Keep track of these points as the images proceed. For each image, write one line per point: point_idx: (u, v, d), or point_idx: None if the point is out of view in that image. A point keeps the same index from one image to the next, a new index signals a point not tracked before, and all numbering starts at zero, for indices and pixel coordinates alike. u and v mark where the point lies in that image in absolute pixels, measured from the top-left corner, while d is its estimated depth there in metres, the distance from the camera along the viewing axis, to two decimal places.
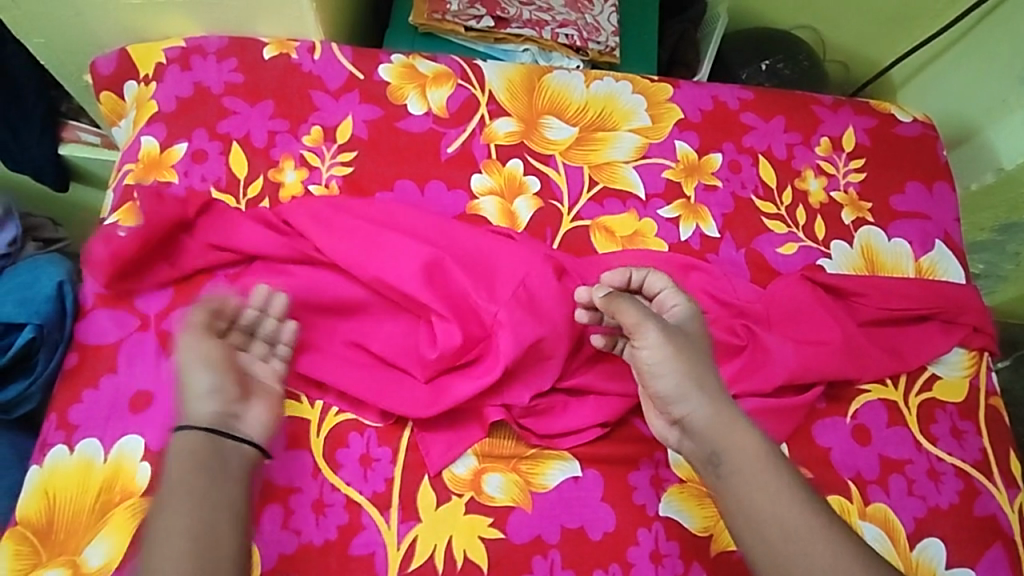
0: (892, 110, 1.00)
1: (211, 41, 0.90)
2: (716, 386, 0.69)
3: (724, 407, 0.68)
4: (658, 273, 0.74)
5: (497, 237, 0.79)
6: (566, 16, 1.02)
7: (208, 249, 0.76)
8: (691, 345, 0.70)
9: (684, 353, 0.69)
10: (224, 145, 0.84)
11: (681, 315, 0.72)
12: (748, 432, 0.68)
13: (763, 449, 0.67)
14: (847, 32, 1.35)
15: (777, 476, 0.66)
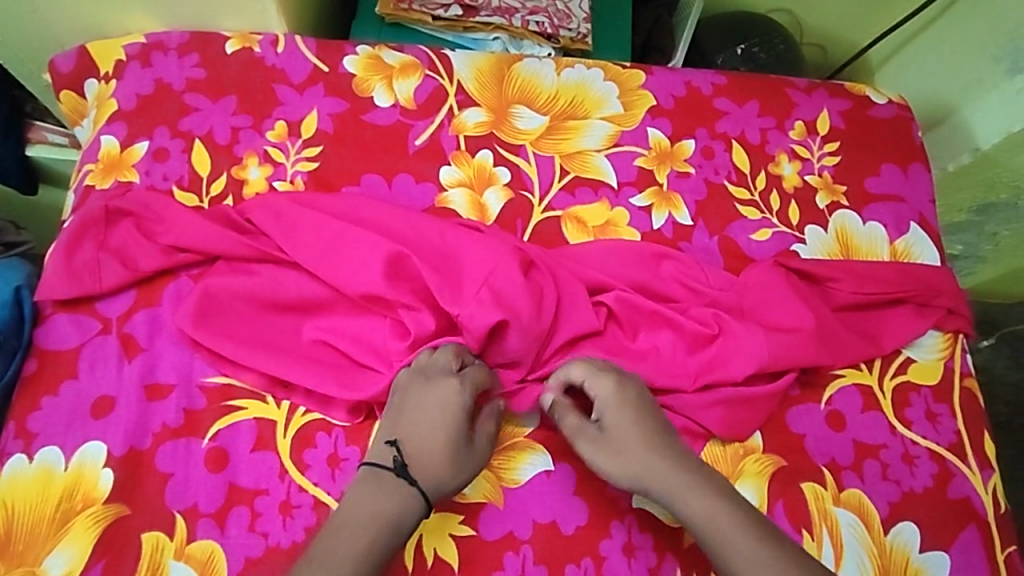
0: (867, 92, 0.99)
1: (172, 36, 0.88)
2: (649, 470, 0.68)
3: (658, 486, 0.68)
4: (578, 364, 0.73)
5: (465, 230, 0.78)
6: (537, 3, 1.00)
7: (170, 250, 0.75)
8: (622, 433, 0.70)
9: (611, 452, 0.69)
10: (186, 143, 0.83)
11: (605, 401, 0.71)
12: (691, 502, 0.67)
13: (712, 514, 0.66)
14: (824, 15, 1.34)
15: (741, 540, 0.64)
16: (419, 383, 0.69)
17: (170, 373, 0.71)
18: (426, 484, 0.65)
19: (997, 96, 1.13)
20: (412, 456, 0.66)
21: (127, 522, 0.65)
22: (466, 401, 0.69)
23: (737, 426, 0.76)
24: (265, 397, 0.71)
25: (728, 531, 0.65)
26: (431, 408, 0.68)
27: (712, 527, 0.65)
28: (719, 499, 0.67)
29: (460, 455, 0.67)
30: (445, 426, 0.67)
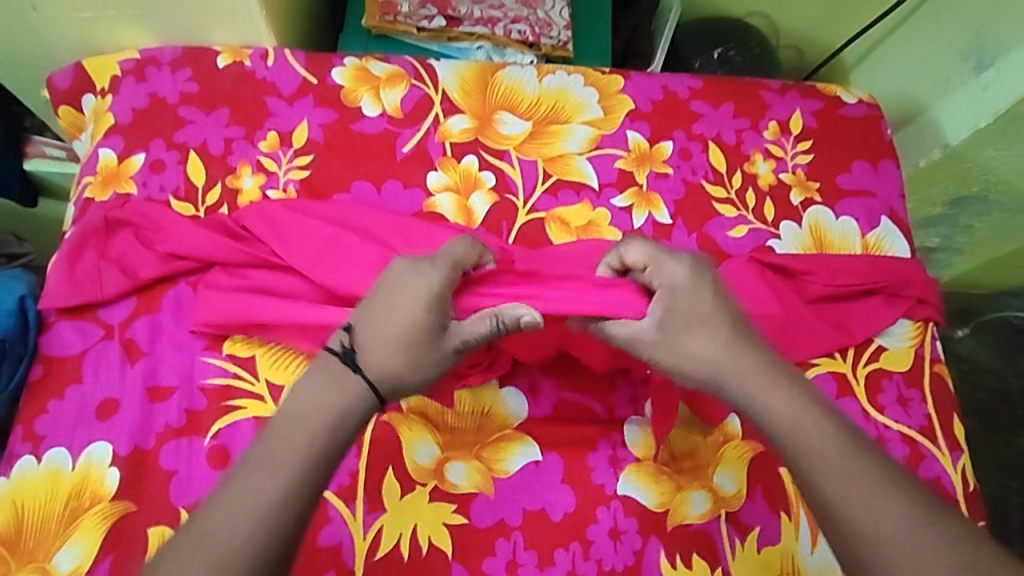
0: (838, 92, 1.03)
1: (165, 51, 0.91)
2: (731, 361, 0.64)
3: (737, 382, 0.64)
4: (638, 243, 0.70)
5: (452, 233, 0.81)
6: (518, 12, 1.04)
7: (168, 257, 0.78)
8: (696, 320, 0.65)
9: (684, 340, 0.65)
10: (181, 154, 0.86)
11: (674, 286, 0.67)
12: (774, 403, 0.63)
13: (799, 415, 0.62)
14: (799, 18, 1.38)
15: (828, 443, 0.61)
16: (396, 269, 0.65)
17: (171, 376, 0.74)
18: (376, 374, 0.61)
19: (961, 95, 1.17)
20: (367, 343, 0.62)
21: (132, 519, 0.68)
22: (438, 289, 0.64)
23: (716, 415, 0.80)
24: (263, 396, 0.74)
25: (815, 433, 0.62)
26: (397, 292, 0.63)
27: (795, 424, 0.62)
28: (802, 399, 0.63)
29: (420, 343, 0.62)
30: (407, 310, 0.62)
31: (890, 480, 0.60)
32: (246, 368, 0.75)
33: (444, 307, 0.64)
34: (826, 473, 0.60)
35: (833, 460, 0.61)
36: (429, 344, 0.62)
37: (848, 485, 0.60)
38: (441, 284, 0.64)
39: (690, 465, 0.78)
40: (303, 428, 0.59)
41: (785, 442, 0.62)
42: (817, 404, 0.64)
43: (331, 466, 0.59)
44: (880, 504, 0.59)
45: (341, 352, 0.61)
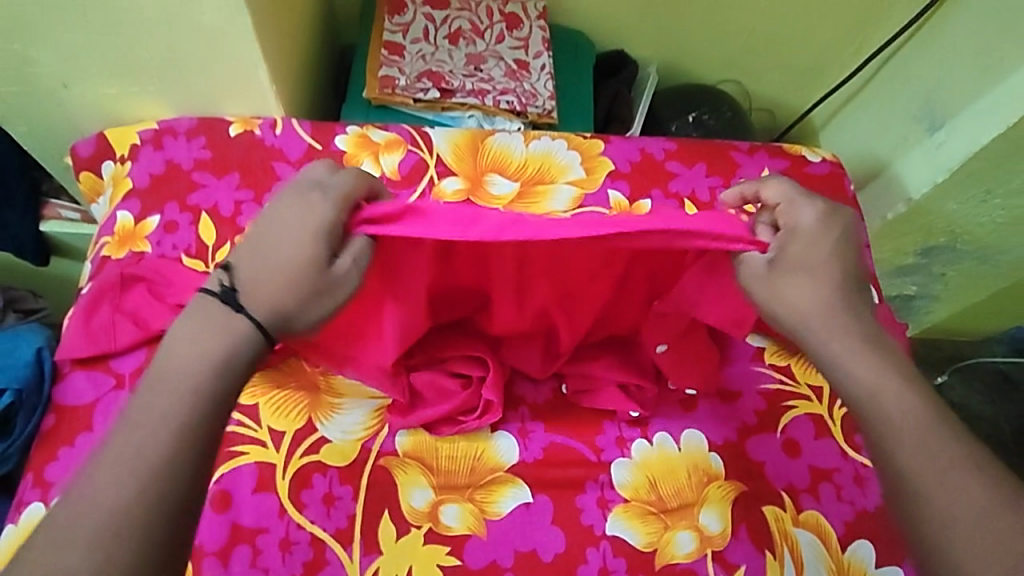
0: (803, 152, 1.12)
1: (181, 121, 0.99)
2: (826, 316, 0.69)
3: (821, 333, 0.69)
4: (775, 183, 0.77)
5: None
6: (506, 85, 1.13)
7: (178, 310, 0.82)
8: (818, 256, 0.70)
9: (790, 280, 0.69)
10: (194, 215, 0.92)
11: (800, 226, 0.72)
12: (858, 359, 0.68)
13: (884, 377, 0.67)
14: (768, 86, 1.49)
15: (907, 408, 0.66)
16: (284, 204, 0.68)
17: None
18: (257, 310, 0.65)
19: (919, 153, 1.23)
20: (252, 280, 0.65)
21: None
22: (324, 221, 0.67)
23: (699, 455, 0.83)
24: (265, 442, 0.78)
25: (895, 397, 0.66)
26: (282, 225, 0.67)
27: (876, 388, 0.67)
28: (885, 365, 0.68)
29: (308, 277, 0.65)
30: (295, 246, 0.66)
31: (967, 459, 0.64)
32: (250, 416, 0.78)
33: (332, 240, 0.67)
34: (905, 439, 0.64)
35: (909, 425, 0.65)
36: (318, 279, 0.66)
37: (920, 454, 0.64)
38: (330, 216, 0.67)
39: (676, 504, 0.81)
40: (185, 378, 0.61)
41: (864, 398, 0.67)
42: (900, 373, 0.68)
43: (219, 411, 0.61)
44: (952, 479, 0.62)
45: (225, 290, 0.65)
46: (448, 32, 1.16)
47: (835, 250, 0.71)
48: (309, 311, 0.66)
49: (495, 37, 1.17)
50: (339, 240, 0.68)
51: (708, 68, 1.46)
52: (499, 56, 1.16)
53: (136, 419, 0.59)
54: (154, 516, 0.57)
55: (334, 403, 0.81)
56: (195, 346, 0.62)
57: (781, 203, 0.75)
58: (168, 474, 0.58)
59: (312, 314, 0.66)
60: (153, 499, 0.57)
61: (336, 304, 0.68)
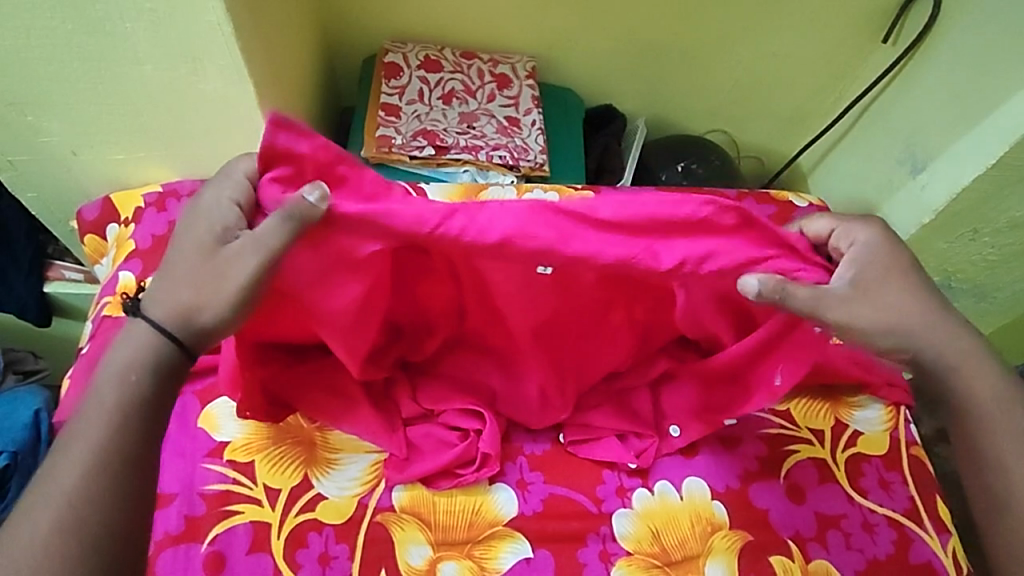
0: (790, 197, 1.14)
1: (185, 184, 1.03)
2: (921, 324, 0.69)
3: (920, 340, 0.69)
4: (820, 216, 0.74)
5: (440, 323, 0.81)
6: (499, 140, 1.17)
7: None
8: (889, 274, 0.70)
9: (871, 301, 0.68)
10: None
11: (864, 246, 0.71)
12: (965, 372, 0.71)
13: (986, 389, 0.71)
14: (754, 134, 1.53)
15: (1007, 419, 0.70)
16: (192, 211, 0.68)
17: (172, 483, 0.77)
18: (161, 313, 0.63)
19: (903, 194, 1.25)
20: (156, 284, 0.65)
21: None
22: (218, 211, 0.66)
23: (702, 504, 0.82)
24: (260, 500, 0.77)
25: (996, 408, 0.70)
26: (186, 225, 0.66)
27: (982, 388, 0.71)
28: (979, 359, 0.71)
29: (204, 264, 0.63)
30: (193, 238, 0.65)
31: None
32: (245, 474, 0.78)
33: (226, 222, 0.65)
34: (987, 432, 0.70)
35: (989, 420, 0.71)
36: (212, 263, 0.63)
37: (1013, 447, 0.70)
38: (225, 205, 0.66)
39: (680, 556, 0.79)
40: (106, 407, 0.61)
41: (972, 413, 0.71)
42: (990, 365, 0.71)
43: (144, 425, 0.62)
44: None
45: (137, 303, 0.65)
46: (442, 94, 1.21)
47: (893, 262, 0.70)
48: (209, 303, 0.62)
49: (487, 96, 1.23)
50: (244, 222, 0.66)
51: (694, 119, 1.51)
52: (491, 113, 1.21)
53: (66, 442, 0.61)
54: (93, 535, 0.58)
55: (331, 458, 0.80)
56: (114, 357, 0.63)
57: (831, 229, 0.73)
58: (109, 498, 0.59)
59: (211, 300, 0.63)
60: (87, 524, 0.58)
61: (233, 286, 0.62)
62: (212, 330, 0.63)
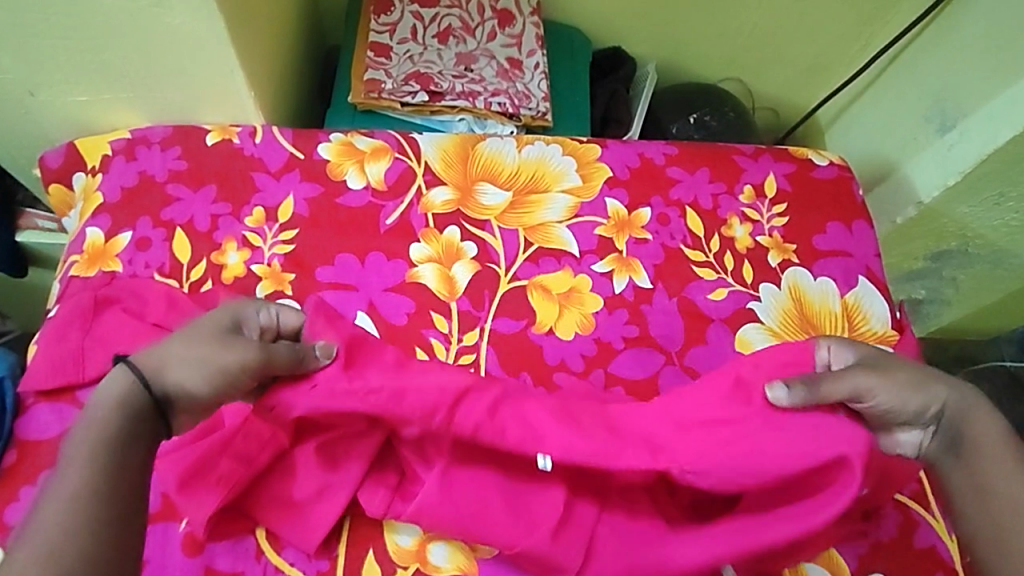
0: (809, 155, 1.06)
1: (156, 131, 0.94)
2: (958, 406, 0.71)
3: (963, 422, 0.70)
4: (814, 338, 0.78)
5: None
6: (498, 85, 1.07)
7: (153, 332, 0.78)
8: (895, 363, 0.73)
9: (918, 380, 0.71)
10: (168, 232, 0.88)
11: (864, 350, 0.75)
12: (975, 426, 0.70)
13: (990, 439, 0.69)
14: (772, 83, 1.43)
15: (1017, 463, 0.68)
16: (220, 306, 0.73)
17: None
18: (153, 369, 0.66)
19: (929, 153, 1.17)
20: (158, 345, 0.68)
21: None
22: (248, 312, 0.72)
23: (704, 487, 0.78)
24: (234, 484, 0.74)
25: (999, 452, 0.69)
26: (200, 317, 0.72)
27: (1002, 456, 0.68)
28: (1004, 437, 0.70)
29: (208, 341, 0.67)
30: (200, 320, 0.70)
31: None
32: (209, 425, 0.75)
33: (242, 324, 0.71)
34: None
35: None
36: (215, 339, 0.67)
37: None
38: (245, 310, 0.72)
39: None
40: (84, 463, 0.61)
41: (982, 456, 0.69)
42: (1010, 437, 0.70)
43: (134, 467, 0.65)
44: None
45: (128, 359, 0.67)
46: (437, 31, 1.09)
47: (913, 377, 0.72)
48: (199, 375, 0.65)
49: (487, 35, 1.10)
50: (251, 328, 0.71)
51: (708, 66, 1.40)
52: (490, 55, 1.09)
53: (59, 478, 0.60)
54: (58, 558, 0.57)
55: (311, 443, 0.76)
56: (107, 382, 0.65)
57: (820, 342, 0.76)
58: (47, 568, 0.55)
59: (172, 383, 0.66)
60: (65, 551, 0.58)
61: (224, 365, 0.66)
62: (172, 395, 0.66)
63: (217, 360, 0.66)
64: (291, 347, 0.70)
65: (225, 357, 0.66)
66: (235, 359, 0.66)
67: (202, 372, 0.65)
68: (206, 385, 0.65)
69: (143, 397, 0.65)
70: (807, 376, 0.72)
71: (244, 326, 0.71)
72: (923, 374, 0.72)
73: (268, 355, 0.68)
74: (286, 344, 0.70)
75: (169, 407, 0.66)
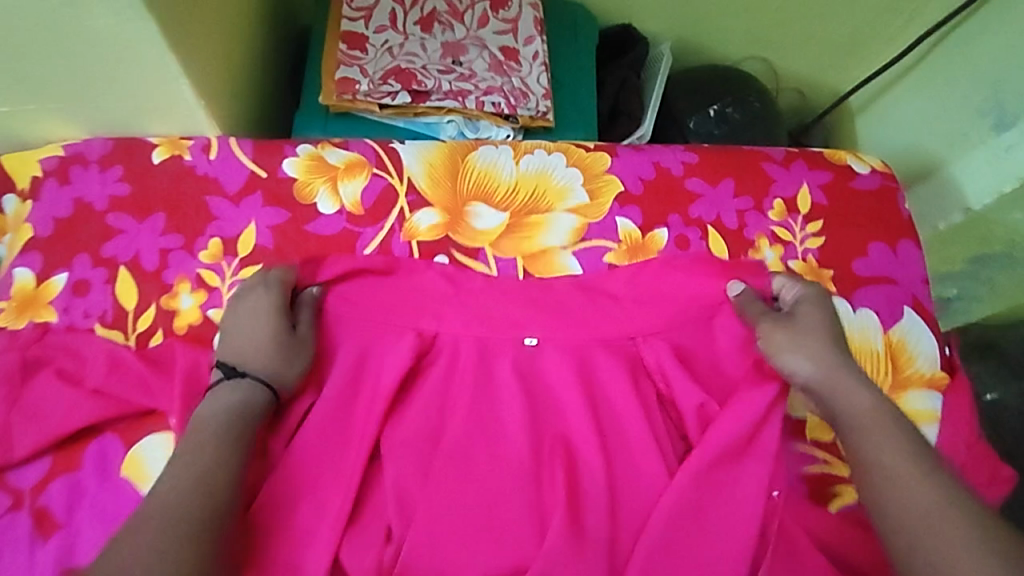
0: (848, 160, 0.93)
1: (93, 147, 0.81)
2: (831, 374, 0.72)
3: (837, 390, 0.71)
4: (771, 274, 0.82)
5: (442, 285, 0.77)
6: (491, 81, 0.92)
7: (93, 400, 0.69)
8: (814, 322, 0.75)
9: (806, 344, 0.73)
10: (110, 271, 0.76)
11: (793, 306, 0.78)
12: (851, 395, 0.70)
13: (863, 413, 0.69)
14: (802, 62, 1.26)
15: (888, 437, 0.67)
16: (240, 294, 0.74)
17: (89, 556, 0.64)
18: (262, 372, 0.69)
19: (982, 153, 1.05)
20: (237, 355, 0.70)
21: None
22: (271, 293, 0.73)
23: None
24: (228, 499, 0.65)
25: (875, 429, 0.68)
26: (236, 318, 0.72)
27: (874, 423, 0.68)
28: (876, 403, 0.69)
29: (280, 338, 0.70)
30: (251, 317, 0.71)
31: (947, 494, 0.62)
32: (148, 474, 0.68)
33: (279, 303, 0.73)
34: (953, 479, 0.64)
35: (921, 474, 0.64)
36: (285, 335, 0.71)
37: (933, 502, 0.62)
38: (276, 289, 0.73)
39: None
40: (200, 438, 0.63)
41: (849, 424, 0.69)
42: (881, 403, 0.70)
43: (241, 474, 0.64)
44: (947, 530, 0.60)
45: (233, 375, 0.68)
46: (420, 17, 0.93)
47: (825, 321, 0.76)
48: (295, 367, 0.70)
49: (478, 20, 0.94)
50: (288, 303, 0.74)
51: (729, 43, 1.23)
52: (482, 44, 0.93)
53: (184, 455, 0.62)
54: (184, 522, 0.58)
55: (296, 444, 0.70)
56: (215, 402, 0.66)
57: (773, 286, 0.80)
58: (196, 531, 0.58)
59: (288, 373, 0.70)
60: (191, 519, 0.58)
61: (308, 352, 0.72)
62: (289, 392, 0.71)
63: (304, 354, 0.71)
64: (316, 299, 0.75)
65: (303, 349, 0.71)
66: (307, 343, 0.72)
67: (297, 365, 0.71)
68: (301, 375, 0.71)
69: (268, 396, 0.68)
70: (744, 304, 0.77)
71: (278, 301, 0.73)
72: (827, 321, 0.76)
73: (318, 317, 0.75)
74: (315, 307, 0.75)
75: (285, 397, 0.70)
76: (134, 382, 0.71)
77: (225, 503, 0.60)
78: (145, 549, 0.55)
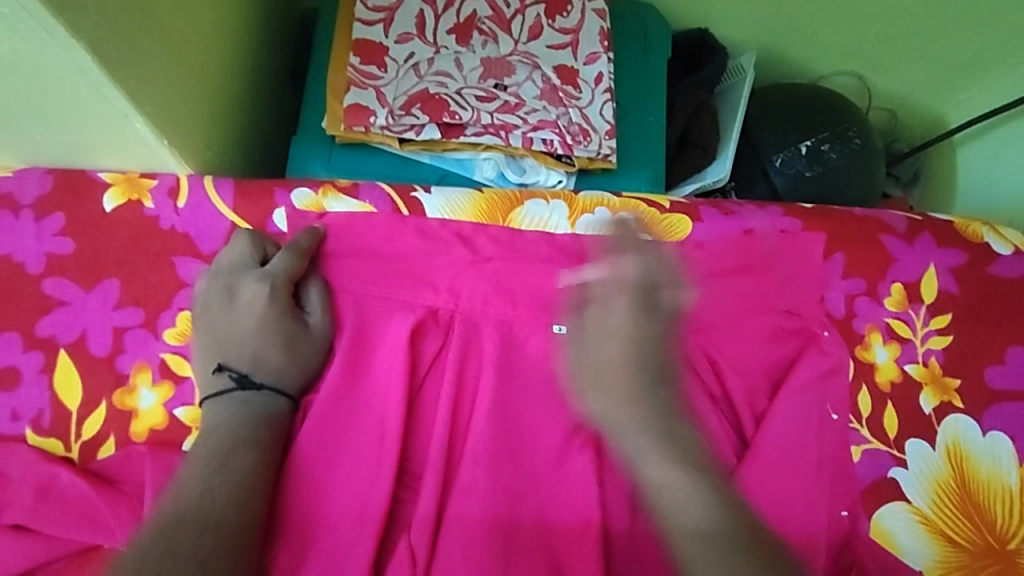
0: (985, 236, 0.75)
1: (25, 183, 0.63)
2: (591, 410, 0.59)
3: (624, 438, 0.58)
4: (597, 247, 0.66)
5: (463, 248, 0.65)
6: (543, 112, 0.72)
7: (17, 541, 0.54)
8: (572, 345, 0.61)
9: (577, 373, 0.61)
10: (48, 357, 0.60)
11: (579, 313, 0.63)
12: (610, 444, 0.58)
13: (630, 462, 0.57)
14: (905, 81, 1.04)
15: (643, 492, 0.56)
16: (222, 266, 0.61)
17: None
18: (276, 378, 0.59)
19: None
20: (249, 353, 0.60)
21: None
22: (272, 274, 0.61)
23: None
24: None
25: (631, 479, 0.57)
26: (228, 306, 0.60)
27: (647, 475, 0.57)
28: (673, 462, 0.56)
29: (291, 337, 0.60)
30: (250, 305, 0.60)
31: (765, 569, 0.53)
32: None
33: (275, 287, 0.61)
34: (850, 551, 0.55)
35: (697, 546, 0.54)
36: (297, 330, 0.60)
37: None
38: (276, 270, 0.61)
39: None
40: (224, 443, 0.55)
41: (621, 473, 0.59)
42: (647, 448, 0.57)
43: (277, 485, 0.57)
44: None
45: (244, 382, 0.59)
46: (455, 24, 0.72)
47: (615, 345, 0.60)
48: (310, 368, 0.61)
49: (528, 29, 0.74)
50: (281, 276, 0.61)
51: (819, 55, 1.02)
52: (533, 61, 0.73)
53: (206, 460, 0.54)
54: (213, 533, 0.50)
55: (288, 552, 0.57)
56: (222, 417, 0.57)
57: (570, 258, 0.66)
58: (225, 547, 0.50)
59: (309, 373, 0.61)
60: (227, 529, 0.51)
61: (324, 342, 0.61)
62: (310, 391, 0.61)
63: (318, 350, 0.61)
64: (319, 287, 0.62)
65: (318, 343, 0.61)
66: (321, 333, 0.61)
67: (311, 362, 0.61)
68: (318, 368, 0.61)
69: (288, 403, 0.60)
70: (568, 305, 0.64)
71: (275, 279, 0.61)
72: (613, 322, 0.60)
73: (328, 289, 0.63)
74: (321, 290, 0.62)
75: (307, 398, 0.61)
76: (72, 514, 0.55)
77: (256, 517, 0.53)
78: (182, 554, 0.48)
